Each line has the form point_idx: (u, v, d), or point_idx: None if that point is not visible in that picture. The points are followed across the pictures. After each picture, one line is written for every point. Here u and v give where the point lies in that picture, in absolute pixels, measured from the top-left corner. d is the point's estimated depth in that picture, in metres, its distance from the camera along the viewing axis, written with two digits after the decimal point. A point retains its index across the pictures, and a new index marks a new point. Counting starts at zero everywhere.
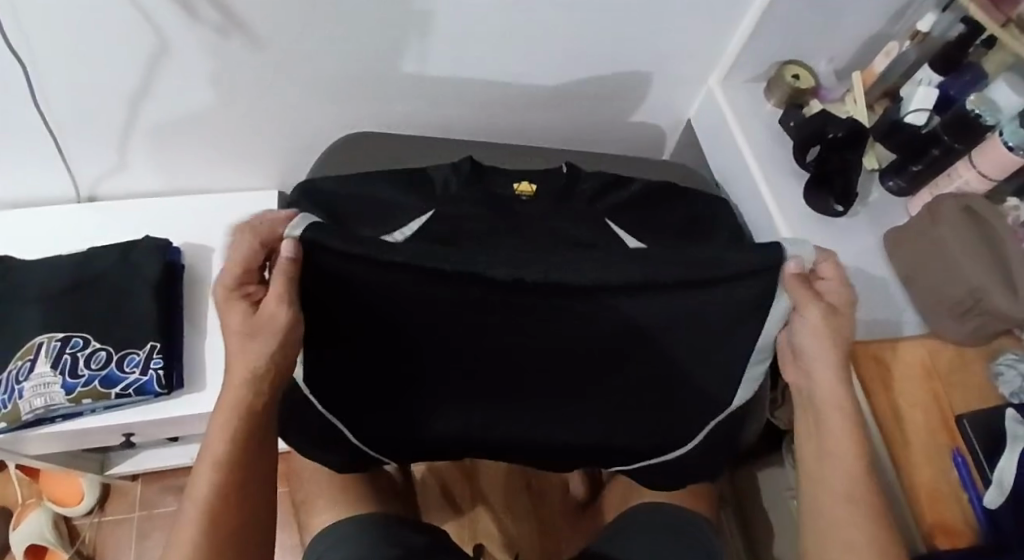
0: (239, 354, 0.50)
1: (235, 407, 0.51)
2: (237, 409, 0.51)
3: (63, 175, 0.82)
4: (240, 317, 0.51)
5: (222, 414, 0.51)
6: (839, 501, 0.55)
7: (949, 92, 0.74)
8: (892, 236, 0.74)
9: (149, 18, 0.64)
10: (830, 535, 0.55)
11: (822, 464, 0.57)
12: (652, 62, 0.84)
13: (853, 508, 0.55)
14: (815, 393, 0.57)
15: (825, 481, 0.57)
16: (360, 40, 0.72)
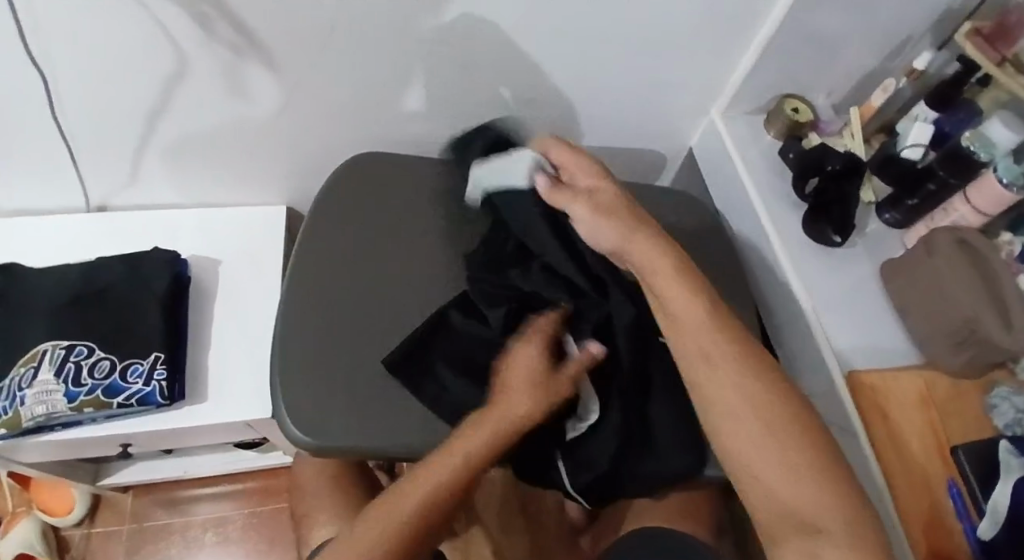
0: (518, 394, 0.60)
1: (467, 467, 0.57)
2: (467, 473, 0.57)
3: (74, 184, 0.83)
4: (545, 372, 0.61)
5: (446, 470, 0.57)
6: (698, 360, 0.58)
7: (944, 128, 0.76)
8: (887, 268, 0.76)
9: (170, 36, 0.65)
10: (705, 395, 0.57)
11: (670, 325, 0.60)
12: (657, 91, 0.85)
13: (713, 362, 0.57)
14: (628, 255, 0.63)
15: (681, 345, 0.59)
16: (374, 62, 0.73)
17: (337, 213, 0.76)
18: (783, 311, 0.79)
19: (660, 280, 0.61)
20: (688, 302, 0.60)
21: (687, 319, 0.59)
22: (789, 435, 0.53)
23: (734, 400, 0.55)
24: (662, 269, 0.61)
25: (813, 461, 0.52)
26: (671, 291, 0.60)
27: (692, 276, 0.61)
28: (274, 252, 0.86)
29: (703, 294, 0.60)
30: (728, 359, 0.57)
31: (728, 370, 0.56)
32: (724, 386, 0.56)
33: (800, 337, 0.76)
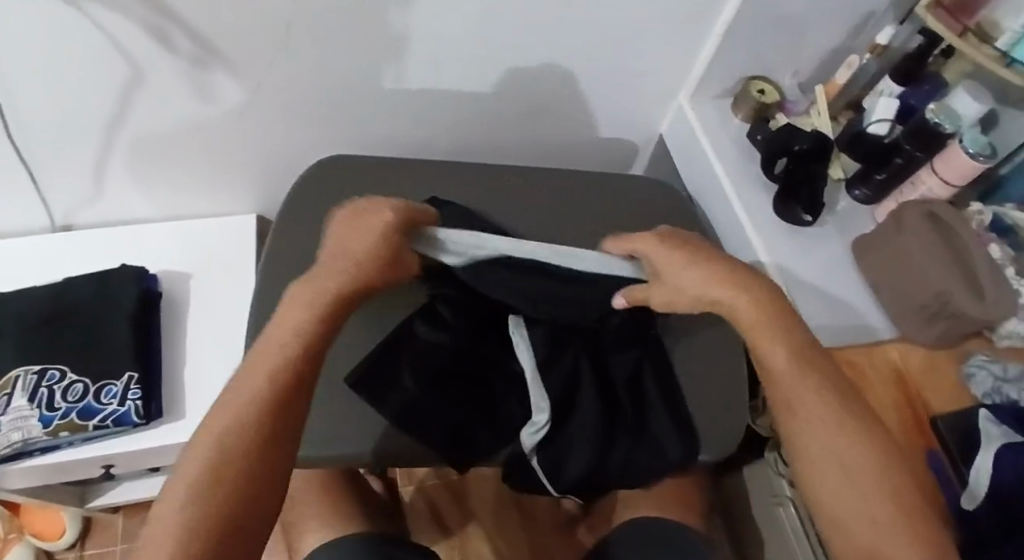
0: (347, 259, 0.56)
1: (275, 376, 0.51)
2: (274, 383, 0.50)
3: (39, 206, 0.82)
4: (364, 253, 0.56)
5: (251, 386, 0.50)
6: (784, 408, 0.56)
7: (910, 101, 0.76)
8: (859, 243, 0.76)
9: (122, 49, 0.64)
10: (798, 444, 0.55)
11: (769, 377, 0.57)
12: (622, 79, 0.85)
13: (814, 409, 0.55)
14: (730, 309, 0.59)
15: (776, 393, 0.57)
16: (334, 65, 0.73)
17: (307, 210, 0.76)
18: None
19: (761, 322, 0.58)
20: (787, 351, 0.57)
21: (778, 363, 0.57)
22: (902, 490, 0.51)
23: (830, 448, 0.53)
24: (761, 313, 0.58)
25: (914, 511, 0.50)
26: (766, 340, 0.57)
27: (788, 316, 0.59)
28: (246, 263, 0.85)
29: (791, 332, 0.58)
30: (819, 404, 0.55)
31: (822, 414, 0.55)
32: (819, 436, 0.54)
33: None
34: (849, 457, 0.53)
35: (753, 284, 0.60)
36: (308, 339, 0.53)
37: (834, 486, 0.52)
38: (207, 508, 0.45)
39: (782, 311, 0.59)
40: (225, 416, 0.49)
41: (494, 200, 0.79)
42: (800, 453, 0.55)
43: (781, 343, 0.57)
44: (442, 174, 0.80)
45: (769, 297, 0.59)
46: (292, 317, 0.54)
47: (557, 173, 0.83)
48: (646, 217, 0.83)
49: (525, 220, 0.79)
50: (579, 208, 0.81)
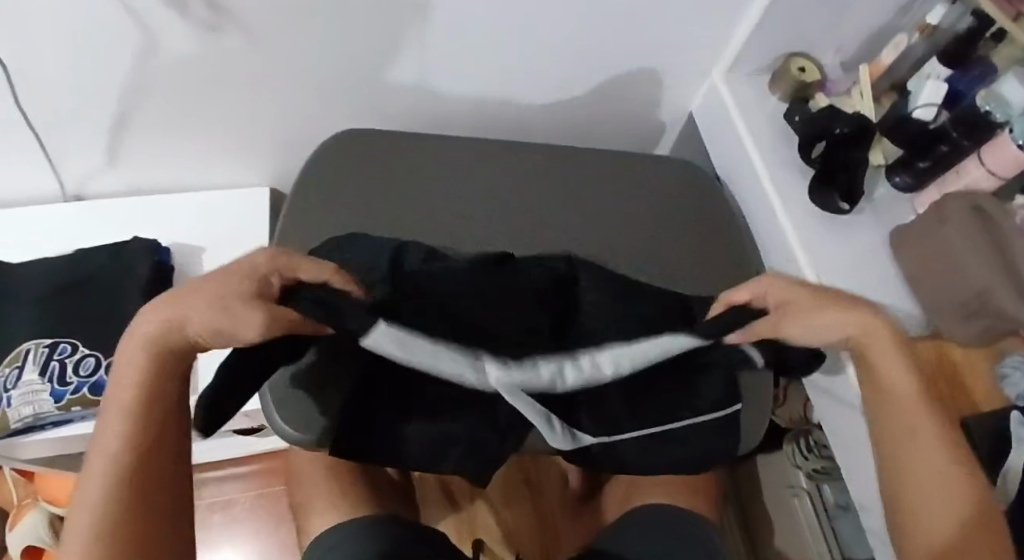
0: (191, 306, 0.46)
1: (131, 415, 0.45)
2: (132, 424, 0.45)
3: (48, 173, 0.80)
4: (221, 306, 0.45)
5: (104, 439, 0.45)
6: (901, 430, 0.51)
7: (958, 87, 0.71)
8: (897, 234, 0.73)
9: (132, 14, 0.61)
10: (894, 460, 0.51)
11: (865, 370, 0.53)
12: (653, 54, 0.81)
13: (917, 426, 0.51)
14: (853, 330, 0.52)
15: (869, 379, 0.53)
16: (355, 33, 0.69)
17: (329, 173, 0.73)
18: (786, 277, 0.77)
19: (876, 343, 0.52)
20: (900, 369, 0.52)
21: (900, 387, 0.52)
22: (980, 503, 0.48)
23: (927, 461, 0.49)
24: (882, 335, 0.52)
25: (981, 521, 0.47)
26: (875, 340, 0.52)
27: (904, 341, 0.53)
28: (261, 237, 0.83)
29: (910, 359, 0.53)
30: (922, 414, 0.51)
31: (927, 426, 0.50)
32: (917, 450, 0.50)
33: None
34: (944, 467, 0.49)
35: (874, 308, 0.54)
36: (150, 363, 0.46)
37: (919, 503, 0.48)
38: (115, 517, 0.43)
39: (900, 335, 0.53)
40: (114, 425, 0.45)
41: (520, 177, 0.76)
42: (886, 464, 0.51)
43: (897, 357, 0.52)
44: (466, 149, 0.77)
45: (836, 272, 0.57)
46: (127, 355, 0.46)
47: (582, 152, 0.80)
48: (679, 189, 0.80)
49: (551, 200, 0.76)
50: (607, 185, 0.78)
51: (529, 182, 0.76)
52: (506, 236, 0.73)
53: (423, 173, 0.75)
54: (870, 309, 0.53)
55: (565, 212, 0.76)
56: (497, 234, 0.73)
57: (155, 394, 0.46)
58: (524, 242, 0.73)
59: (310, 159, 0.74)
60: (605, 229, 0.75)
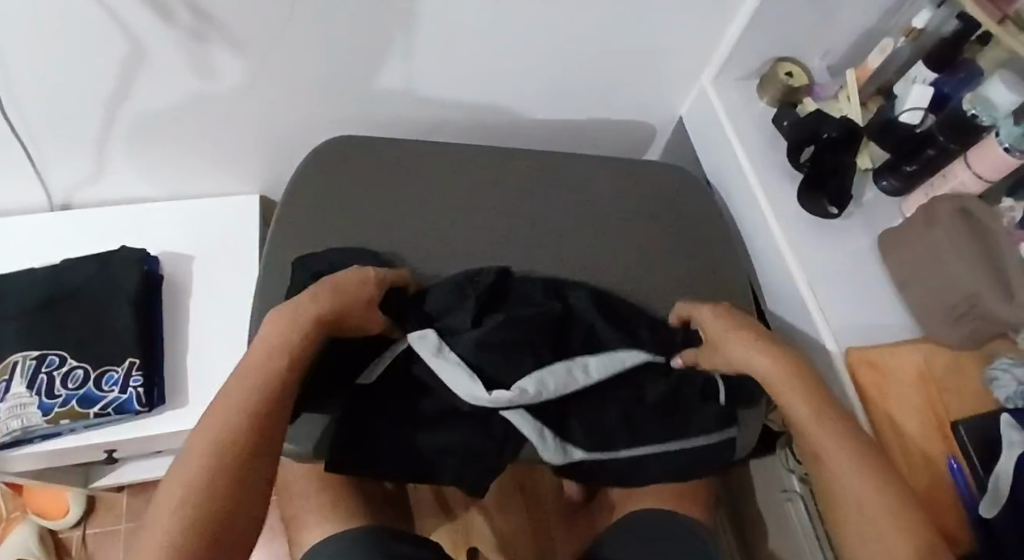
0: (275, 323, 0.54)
1: (250, 399, 0.51)
2: (248, 409, 0.50)
3: (35, 183, 0.79)
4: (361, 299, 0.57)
5: (222, 413, 0.50)
6: (815, 451, 0.56)
7: (943, 89, 0.73)
8: (886, 239, 0.74)
9: (118, 22, 0.61)
10: (830, 485, 0.55)
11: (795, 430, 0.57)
12: (641, 59, 0.81)
13: (830, 446, 0.55)
14: (754, 368, 0.59)
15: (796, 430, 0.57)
16: (343, 39, 0.69)
17: (318, 181, 0.73)
18: (777, 281, 0.77)
19: (779, 377, 0.58)
20: (802, 398, 0.57)
21: (812, 411, 0.56)
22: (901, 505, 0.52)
23: (851, 473, 0.54)
24: (780, 366, 0.58)
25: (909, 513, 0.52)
26: (789, 395, 0.57)
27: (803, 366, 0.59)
28: (252, 245, 0.83)
29: (812, 385, 0.57)
30: (837, 430, 0.55)
31: (838, 441, 0.55)
32: (843, 467, 0.54)
33: (794, 307, 0.74)
34: (865, 478, 0.53)
35: (769, 341, 0.60)
36: (281, 356, 0.53)
37: (856, 520, 0.53)
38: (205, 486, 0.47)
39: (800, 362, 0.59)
40: (237, 393, 0.51)
41: (511, 183, 0.76)
42: (824, 489, 0.55)
43: (794, 385, 0.57)
44: (456, 155, 0.77)
45: (745, 322, 0.62)
46: (268, 337, 0.54)
47: (572, 157, 0.80)
48: (669, 193, 0.80)
49: (542, 206, 0.76)
50: (597, 190, 0.78)
51: (519, 188, 0.76)
52: (498, 242, 0.73)
53: (414, 179, 0.75)
54: (772, 349, 0.59)
55: (556, 219, 0.75)
56: (489, 241, 0.73)
57: (274, 378, 0.52)
58: (516, 248, 0.73)
59: (298, 168, 0.74)
60: (596, 235, 0.75)
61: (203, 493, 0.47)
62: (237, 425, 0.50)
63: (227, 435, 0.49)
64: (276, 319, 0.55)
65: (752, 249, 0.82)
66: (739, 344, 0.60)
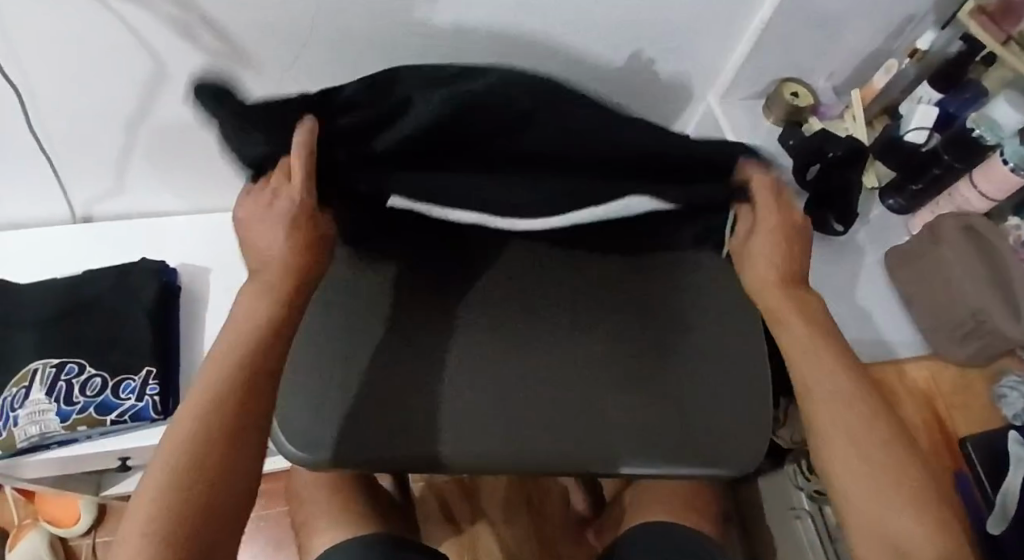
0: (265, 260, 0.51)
1: (222, 391, 0.46)
2: (217, 400, 0.46)
3: (58, 196, 0.82)
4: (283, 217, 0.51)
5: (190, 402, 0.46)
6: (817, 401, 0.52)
7: (949, 109, 0.74)
8: (893, 254, 0.74)
9: (144, 44, 0.63)
10: (823, 438, 0.51)
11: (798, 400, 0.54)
12: (649, 79, 0.83)
13: (834, 393, 0.52)
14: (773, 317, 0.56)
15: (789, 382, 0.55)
16: (358, 60, 0.71)
17: None
18: None
19: (791, 317, 0.55)
20: (806, 332, 0.54)
21: (823, 361, 0.53)
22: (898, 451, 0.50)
23: (857, 433, 0.50)
24: (795, 313, 0.55)
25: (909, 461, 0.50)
26: (789, 320, 0.55)
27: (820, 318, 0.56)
28: None
29: (829, 337, 0.54)
30: (838, 372, 0.53)
31: (845, 388, 0.52)
32: (843, 414, 0.51)
33: None
34: (868, 428, 0.50)
35: (798, 289, 0.57)
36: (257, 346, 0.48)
37: (847, 465, 0.50)
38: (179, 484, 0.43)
39: (814, 307, 0.56)
40: (213, 380, 0.47)
41: None
42: (827, 450, 0.51)
43: (807, 328, 0.54)
44: None
45: (785, 214, 0.57)
46: (241, 324, 0.49)
47: None
48: None
49: None
50: None
51: None
52: None
53: None
54: (794, 288, 0.57)
55: None
56: None
57: (253, 363, 0.48)
58: None
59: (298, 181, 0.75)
60: None
61: (178, 486, 0.42)
62: (211, 415, 0.45)
63: (197, 421, 0.45)
64: (266, 242, 0.51)
65: None
66: (766, 242, 0.57)
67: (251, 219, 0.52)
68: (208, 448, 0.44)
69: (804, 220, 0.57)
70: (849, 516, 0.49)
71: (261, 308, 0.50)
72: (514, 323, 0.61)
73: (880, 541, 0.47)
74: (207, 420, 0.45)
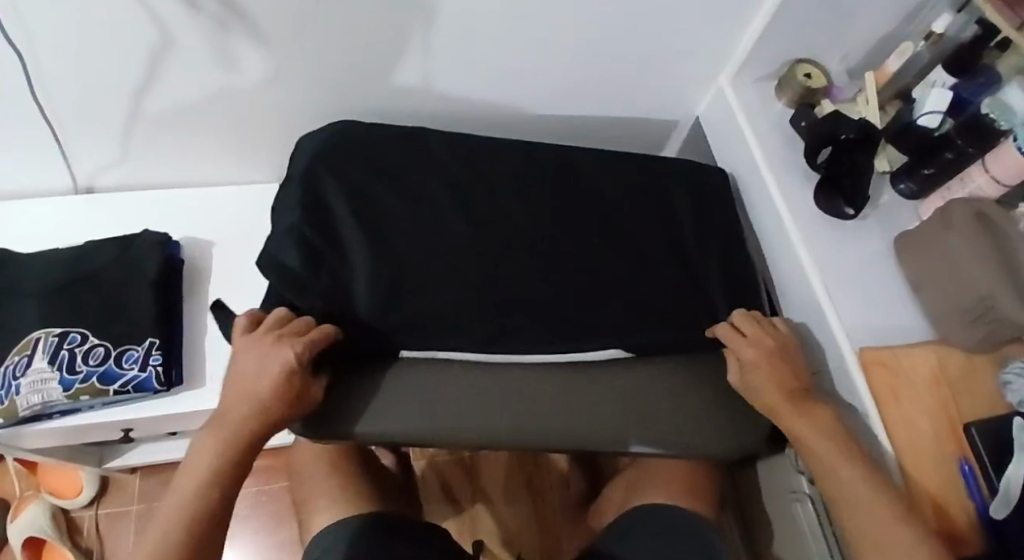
0: (240, 392, 0.59)
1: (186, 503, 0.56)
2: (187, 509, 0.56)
3: (61, 167, 0.81)
4: (255, 367, 0.59)
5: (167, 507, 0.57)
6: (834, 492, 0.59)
7: (963, 94, 0.73)
8: (902, 241, 0.74)
9: (152, 9, 0.62)
10: (851, 517, 0.57)
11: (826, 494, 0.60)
12: (661, 58, 0.82)
13: (849, 479, 0.58)
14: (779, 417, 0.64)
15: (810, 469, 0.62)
16: (367, 34, 0.70)
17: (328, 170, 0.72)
18: (793, 281, 0.77)
19: (797, 420, 0.62)
20: (816, 431, 0.61)
21: (831, 456, 0.60)
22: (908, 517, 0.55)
23: (868, 511, 0.56)
24: (800, 419, 0.62)
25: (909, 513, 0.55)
26: (806, 431, 0.61)
27: (831, 423, 0.62)
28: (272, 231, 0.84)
29: (837, 432, 0.61)
30: (845, 458, 0.59)
31: (851, 472, 0.58)
32: (854, 497, 0.57)
33: (808, 308, 0.75)
34: (882, 502, 0.56)
35: (806, 401, 0.64)
36: (219, 464, 0.58)
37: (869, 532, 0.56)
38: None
39: (817, 412, 0.63)
40: (190, 483, 0.57)
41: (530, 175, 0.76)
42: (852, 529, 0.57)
43: (815, 429, 0.61)
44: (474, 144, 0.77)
45: (770, 337, 0.67)
46: (212, 444, 0.58)
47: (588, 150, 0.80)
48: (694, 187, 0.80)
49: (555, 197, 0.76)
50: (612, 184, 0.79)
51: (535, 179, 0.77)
52: None
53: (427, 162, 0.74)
54: (799, 405, 0.63)
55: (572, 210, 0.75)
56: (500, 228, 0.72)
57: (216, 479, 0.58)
58: None
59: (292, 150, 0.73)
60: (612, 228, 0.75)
61: None
62: (182, 515, 0.56)
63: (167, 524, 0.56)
64: (243, 372, 0.59)
65: (766, 248, 0.82)
66: (760, 375, 0.65)
67: (245, 364, 0.59)
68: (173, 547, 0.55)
69: (779, 342, 0.67)
70: None
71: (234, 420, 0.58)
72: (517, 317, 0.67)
73: None
74: (176, 523, 0.56)
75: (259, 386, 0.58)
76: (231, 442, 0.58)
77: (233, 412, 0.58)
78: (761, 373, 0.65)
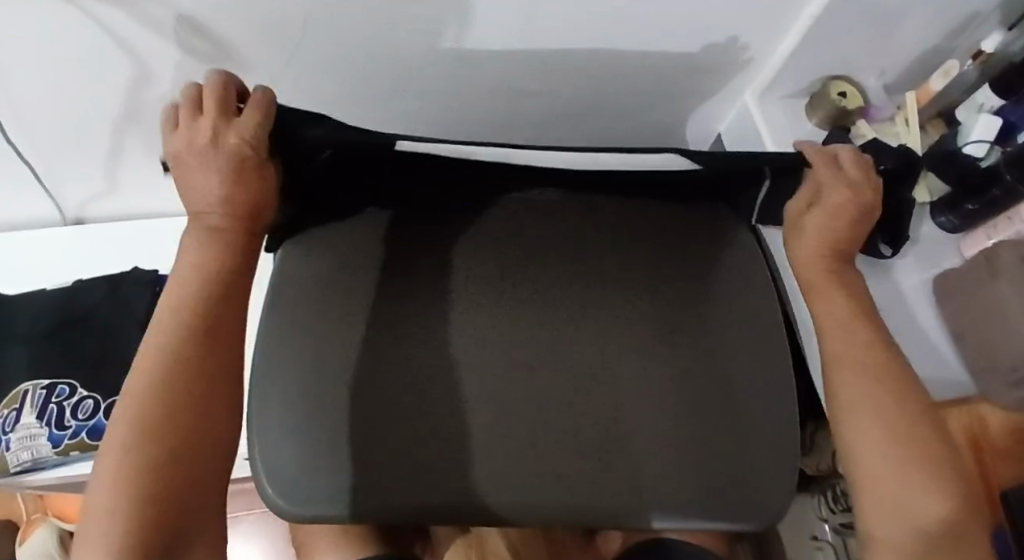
0: (193, 196, 0.46)
1: (156, 376, 0.42)
2: (164, 388, 0.42)
3: (46, 200, 0.77)
4: (193, 157, 0.45)
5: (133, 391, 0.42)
6: (851, 417, 0.50)
7: (1010, 118, 0.65)
8: (940, 282, 0.68)
9: (126, 48, 0.57)
10: (857, 453, 0.49)
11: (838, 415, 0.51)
12: (682, 77, 0.75)
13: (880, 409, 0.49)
14: (824, 313, 0.55)
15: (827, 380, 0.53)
16: (363, 60, 0.65)
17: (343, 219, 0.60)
18: None
19: (832, 319, 0.54)
20: (851, 341, 0.53)
21: (863, 369, 0.51)
22: (941, 468, 0.47)
23: (895, 436, 0.48)
24: (843, 306, 0.54)
25: (936, 468, 0.47)
26: (837, 334, 0.53)
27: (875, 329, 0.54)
28: None
29: (876, 345, 0.53)
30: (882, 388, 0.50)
31: (887, 396, 0.50)
32: (878, 417, 0.49)
33: None
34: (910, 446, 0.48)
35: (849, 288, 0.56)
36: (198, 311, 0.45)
37: (882, 465, 0.47)
38: (132, 467, 0.39)
39: (864, 307, 0.55)
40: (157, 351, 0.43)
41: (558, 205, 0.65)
42: (858, 466, 0.48)
43: (856, 339, 0.53)
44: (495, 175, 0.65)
45: (856, 187, 0.56)
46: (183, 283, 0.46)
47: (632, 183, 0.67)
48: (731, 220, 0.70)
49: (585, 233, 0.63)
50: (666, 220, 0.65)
51: None
52: None
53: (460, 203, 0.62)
54: (843, 282, 0.56)
55: None
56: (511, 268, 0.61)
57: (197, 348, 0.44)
58: None
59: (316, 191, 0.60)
60: None
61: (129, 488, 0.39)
62: (161, 390, 0.42)
63: (135, 412, 0.41)
64: (188, 186, 0.46)
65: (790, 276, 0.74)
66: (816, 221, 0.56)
67: (178, 170, 0.46)
68: (156, 439, 0.41)
69: (867, 191, 0.56)
70: (875, 521, 0.46)
71: (199, 214, 0.46)
72: (526, 349, 0.55)
73: (902, 526, 0.45)
74: (151, 407, 0.41)
75: (209, 179, 0.45)
76: (203, 258, 0.46)
77: (200, 215, 0.46)
78: (825, 218, 0.56)
